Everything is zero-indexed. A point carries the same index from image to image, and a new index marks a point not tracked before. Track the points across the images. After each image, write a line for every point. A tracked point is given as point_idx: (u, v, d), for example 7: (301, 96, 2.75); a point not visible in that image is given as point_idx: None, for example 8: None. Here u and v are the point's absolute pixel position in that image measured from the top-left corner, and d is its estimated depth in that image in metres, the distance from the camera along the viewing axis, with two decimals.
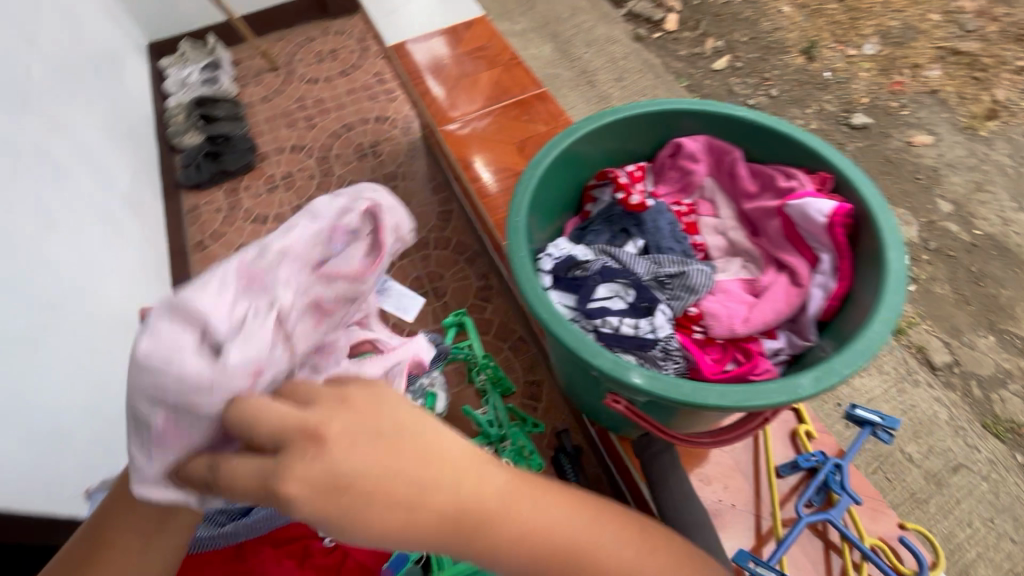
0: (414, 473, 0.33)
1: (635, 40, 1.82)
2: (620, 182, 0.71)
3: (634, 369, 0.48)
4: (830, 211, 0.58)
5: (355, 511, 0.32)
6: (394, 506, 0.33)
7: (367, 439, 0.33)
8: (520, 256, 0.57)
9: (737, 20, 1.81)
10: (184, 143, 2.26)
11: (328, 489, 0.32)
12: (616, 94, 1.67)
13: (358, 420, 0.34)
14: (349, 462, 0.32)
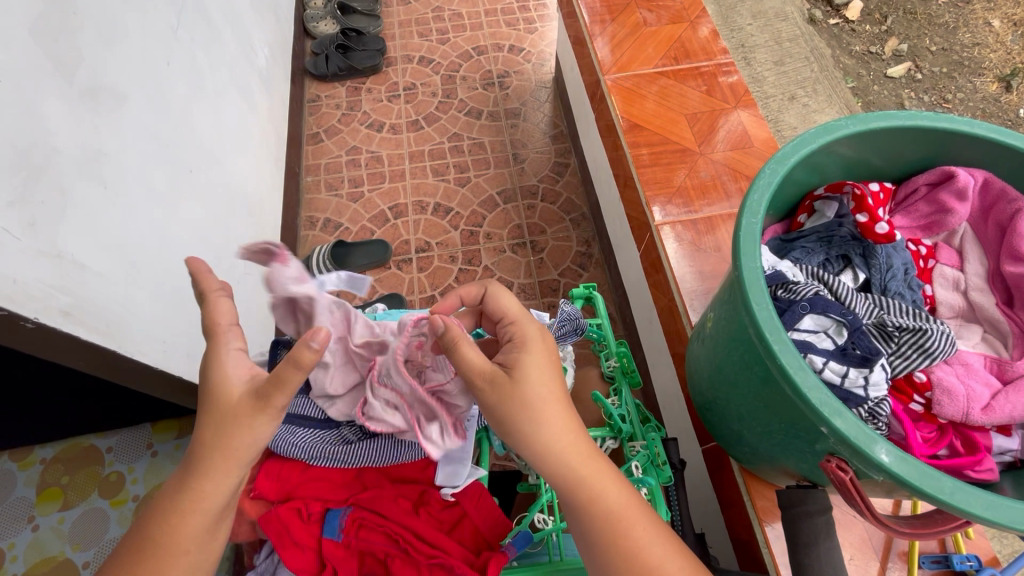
0: (560, 407, 0.50)
1: (809, 22, 1.59)
2: (867, 203, 0.59)
3: (881, 445, 0.41)
4: None
5: (524, 404, 0.49)
6: (543, 418, 0.49)
7: (548, 372, 0.51)
8: (751, 268, 0.49)
9: (931, 23, 1.54)
10: (318, 31, 2.24)
11: (513, 386, 0.49)
12: (771, 79, 1.48)
13: (542, 359, 0.52)
14: (534, 378, 0.50)
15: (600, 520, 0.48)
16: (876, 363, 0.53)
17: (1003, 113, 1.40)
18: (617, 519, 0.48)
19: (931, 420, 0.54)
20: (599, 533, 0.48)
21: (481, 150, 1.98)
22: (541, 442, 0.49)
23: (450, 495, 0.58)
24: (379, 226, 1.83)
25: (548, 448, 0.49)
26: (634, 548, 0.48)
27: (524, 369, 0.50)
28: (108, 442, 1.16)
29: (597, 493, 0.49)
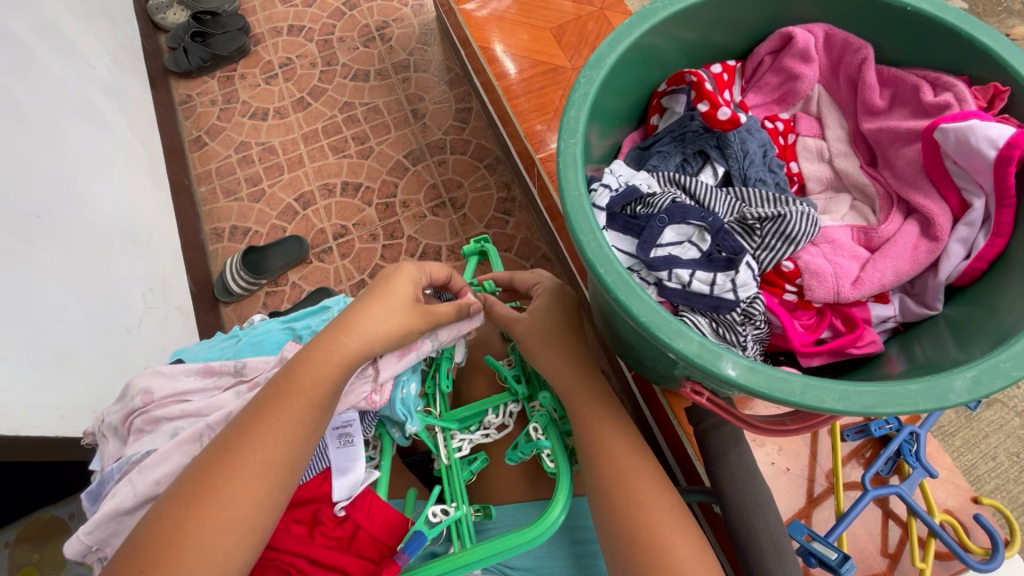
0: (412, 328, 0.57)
1: None
2: (704, 89, 0.53)
3: (726, 358, 0.37)
4: (1006, 141, 0.42)
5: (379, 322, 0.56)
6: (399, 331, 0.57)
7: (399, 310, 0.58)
8: (575, 198, 0.43)
9: None
10: (169, 23, 2.01)
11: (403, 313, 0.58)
12: None
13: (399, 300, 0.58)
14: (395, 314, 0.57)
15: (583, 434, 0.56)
16: (741, 263, 0.50)
17: None
18: (572, 395, 0.58)
19: (807, 306, 0.51)
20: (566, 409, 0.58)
21: (378, 115, 1.84)
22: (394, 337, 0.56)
23: (342, 510, 0.55)
24: (289, 221, 1.72)
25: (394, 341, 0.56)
26: (600, 447, 0.55)
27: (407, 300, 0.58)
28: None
29: (568, 397, 0.58)
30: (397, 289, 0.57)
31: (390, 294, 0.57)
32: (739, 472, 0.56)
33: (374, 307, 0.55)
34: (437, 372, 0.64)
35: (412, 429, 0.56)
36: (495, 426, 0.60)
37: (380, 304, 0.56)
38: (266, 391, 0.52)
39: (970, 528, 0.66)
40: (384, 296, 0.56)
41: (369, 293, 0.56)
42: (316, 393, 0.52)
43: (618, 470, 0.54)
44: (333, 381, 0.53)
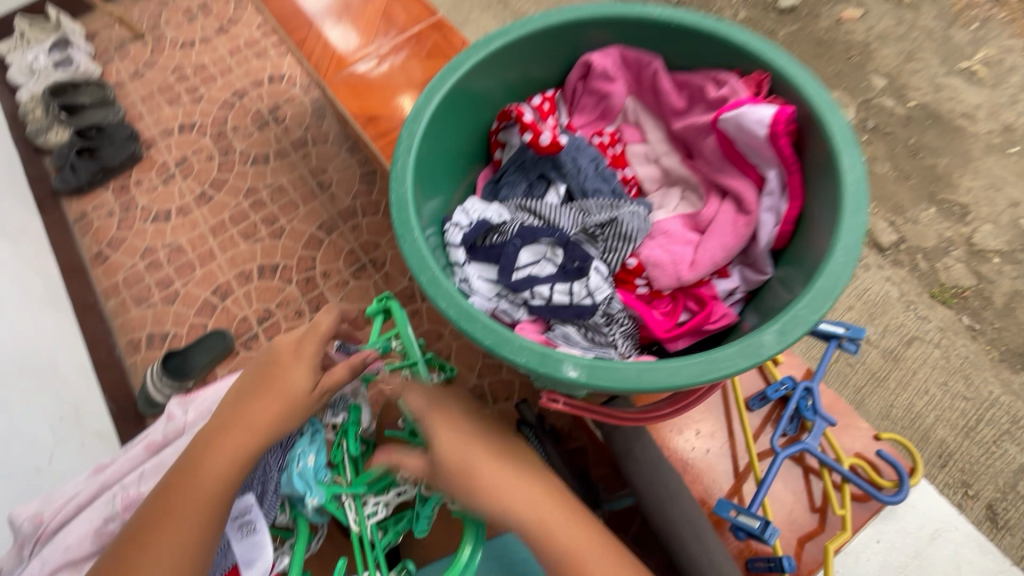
0: (270, 411, 0.54)
1: None
2: (524, 120, 0.57)
3: (567, 360, 0.40)
4: (771, 119, 0.48)
5: (245, 407, 0.54)
6: (268, 411, 0.54)
7: (269, 402, 0.54)
8: (411, 241, 0.46)
9: None
10: (51, 143, 1.96)
11: (264, 387, 0.55)
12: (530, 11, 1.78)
13: (272, 398, 0.54)
14: (259, 417, 0.54)
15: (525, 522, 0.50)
16: (590, 268, 0.53)
17: None
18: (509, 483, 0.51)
19: (661, 295, 0.55)
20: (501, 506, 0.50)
21: (283, 193, 1.84)
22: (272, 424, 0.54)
23: None
24: (209, 315, 1.66)
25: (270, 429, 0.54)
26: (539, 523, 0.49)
27: (271, 386, 0.55)
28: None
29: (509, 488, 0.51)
30: (286, 382, 0.55)
31: (281, 388, 0.55)
32: None
33: (271, 408, 0.54)
34: (344, 439, 0.63)
35: (314, 502, 0.56)
36: (409, 483, 0.61)
37: (273, 403, 0.54)
38: (164, 487, 0.52)
39: (879, 465, 0.70)
40: (280, 396, 0.54)
41: (256, 390, 0.55)
42: (209, 492, 0.51)
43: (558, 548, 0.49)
44: (233, 472, 0.52)
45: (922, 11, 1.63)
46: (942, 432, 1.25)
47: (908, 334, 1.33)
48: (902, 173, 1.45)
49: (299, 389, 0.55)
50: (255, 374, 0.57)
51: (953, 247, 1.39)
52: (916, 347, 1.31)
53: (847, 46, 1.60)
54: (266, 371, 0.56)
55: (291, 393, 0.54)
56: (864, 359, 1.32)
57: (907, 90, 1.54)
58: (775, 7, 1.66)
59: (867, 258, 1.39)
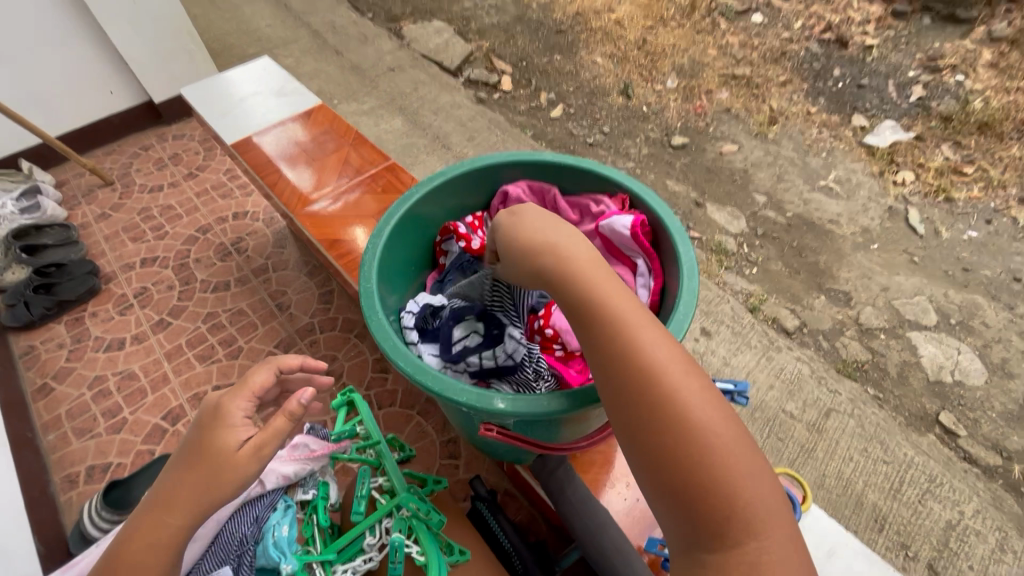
0: (199, 485, 0.56)
1: (479, 103, 2.33)
2: (460, 233, 0.76)
3: (496, 397, 0.54)
4: (630, 224, 0.69)
5: (175, 484, 0.57)
6: (197, 484, 0.56)
7: (196, 475, 0.57)
8: (376, 322, 0.61)
9: (561, 73, 2.40)
10: (7, 281, 2.00)
11: (191, 462, 0.58)
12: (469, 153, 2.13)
13: (199, 471, 0.57)
14: (190, 490, 0.56)
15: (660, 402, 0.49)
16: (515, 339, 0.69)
17: (636, 111, 2.23)
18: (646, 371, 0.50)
19: (574, 355, 0.69)
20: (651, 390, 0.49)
21: (243, 316, 1.94)
22: (203, 497, 0.56)
23: None
24: (158, 440, 1.64)
25: (201, 501, 0.56)
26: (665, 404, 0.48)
27: (200, 456, 0.58)
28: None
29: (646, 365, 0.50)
30: (212, 449, 0.57)
31: (207, 457, 0.57)
32: (576, 501, 0.70)
33: (193, 478, 0.57)
34: (314, 513, 0.71)
35: (287, 568, 0.62)
36: (375, 548, 0.67)
37: (200, 475, 0.57)
38: None
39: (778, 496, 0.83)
40: (206, 464, 0.57)
41: (188, 464, 0.58)
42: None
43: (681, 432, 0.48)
44: (163, 548, 0.55)
45: (783, 145, 2.09)
46: (873, 496, 1.37)
47: (825, 406, 1.51)
48: (793, 270, 1.77)
49: (225, 453, 0.57)
50: (188, 444, 0.60)
51: (848, 328, 1.66)
52: (835, 419, 1.48)
53: (731, 172, 2.02)
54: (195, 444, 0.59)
55: (219, 459, 0.57)
56: (790, 434, 1.46)
57: (783, 203, 1.93)
58: (669, 144, 2.10)
59: (778, 341, 1.62)
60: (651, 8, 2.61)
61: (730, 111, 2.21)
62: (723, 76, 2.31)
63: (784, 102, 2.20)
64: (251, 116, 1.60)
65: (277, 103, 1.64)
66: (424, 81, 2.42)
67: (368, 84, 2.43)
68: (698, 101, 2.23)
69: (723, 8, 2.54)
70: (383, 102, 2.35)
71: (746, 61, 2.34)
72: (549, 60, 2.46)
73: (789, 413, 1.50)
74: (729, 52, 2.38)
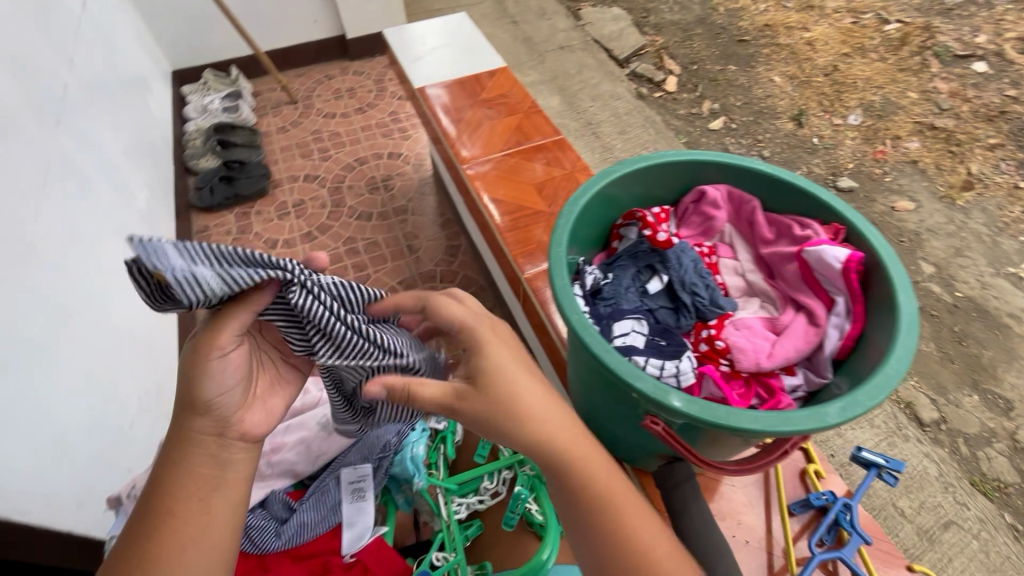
0: (192, 382, 0.54)
1: (639, 98, 2.26)
2: (647, 221, 0.75)
3: (672, 393, 0.52)
4: (845, 258, 0.63)
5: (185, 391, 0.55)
6: (193, 379, 0.54)
7: (192, 370, 0.54)
8: (562, 285, 0.62)
9: (731, 85, 2.25)
10: (201, 167, 2.32)
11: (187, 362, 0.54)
12: (617, 146, 2.07)
13: (188, 370, 0.54)
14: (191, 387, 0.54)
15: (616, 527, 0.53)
16: (681, 354, 0.67)
17: (803, 143, 2.04)
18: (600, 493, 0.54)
19: (737, 376, 0.66)
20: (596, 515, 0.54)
21: (377, 248, 2.08)
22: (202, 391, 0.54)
23: (351, 557, 0.63)
24: None
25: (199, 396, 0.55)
26: (631, 533, 0.53)
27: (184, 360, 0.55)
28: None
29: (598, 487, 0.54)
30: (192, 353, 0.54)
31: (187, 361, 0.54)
32: (699, 523, 0.67)
33: (189, 377, 0.54)
34: (442, 443, 0.77)
35: (418, 482, 0.68)
36: (488, 493, 0.71)
37: (197, 376, 0.54)
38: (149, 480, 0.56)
39: None
40: (190, 366, 0.54)
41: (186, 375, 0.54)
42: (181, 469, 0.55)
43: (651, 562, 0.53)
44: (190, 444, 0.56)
45: (971, 215, 1.82)
46: None
47: (944, 516, 1.30)
48: (947, 357, 1.53)
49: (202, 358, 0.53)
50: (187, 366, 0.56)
51: (998, 440, 1.41)
52: (953, 533, 1.27)
53: (900, 232, 1.79)
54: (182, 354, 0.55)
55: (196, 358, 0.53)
56: (896, 530, 1.28)
57: (954, 281, 1.68)
58: (836, 185, 1.91)
59: (905, 429, 1.42)
60: (853, 34, 2.36)
61: (916, 165, 1.95)
62: (917, 124, 2.04)
63: (987, 168, 1.91)
64: (436, 67, 1.69)
65: (462, 60, 1.70)
66: (589, 66, 2.39)
67: (536, 58, 2.44)
68: (881, 143, 1.99)
69: (940, 48, 2.24)
70: (545, 78, 2.36)
71: (953, 113, 2.05)
72: (723, 68, 2.32)
73: (898, 509, 1.30)
74: (933, 99, 2.09)
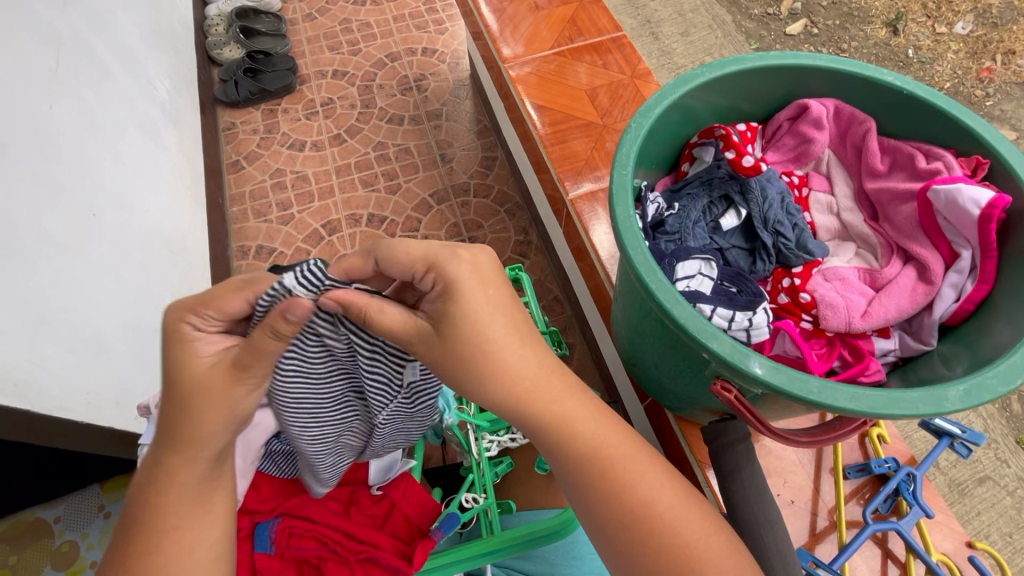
0: None
1: None
2: (732, 140, 0.61)
3: (752, 357, 0.44)
4: (987, 202, 0.50)
5: None
6: None
7: None
8: (625, 217, 0.50)
9: None
10: (224, 57, 2.17)
11: None
12: (678, 50, 1.81)
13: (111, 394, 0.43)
14: None
15: (604, 478, 0.47)
16: (756, 305, 0.57)
17: (895, 54, 1.72)
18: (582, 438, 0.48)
19: (820, 335, 0.57)
20: (580, 463, 0.48)
21: (408, 155, 1.96)
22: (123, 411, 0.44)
23: (379, 490, 0.60)
24: (314, 245, 1.79)
25: None
26: (622, 477, 0.48)
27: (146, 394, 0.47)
28: (54, 511, 1.05)
29: (581, 433, 0.48)
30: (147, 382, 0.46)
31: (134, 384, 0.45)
32: (751, 489, 0.62)
33: None
34: None
35: (447, 419, 0.63)
36: (521, 432, 0.67)
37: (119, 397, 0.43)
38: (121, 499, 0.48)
39: (965, 570, 0.70)
40: None
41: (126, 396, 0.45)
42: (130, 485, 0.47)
43: (649, 504, 0.47)
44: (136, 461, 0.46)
45: None
46: None
47: (979, 470, 1.14)
48: None
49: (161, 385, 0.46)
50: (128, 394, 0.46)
51: None
52: None
53: None
54: None
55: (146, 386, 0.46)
56: None
57: None
58: None
59: None
60: None
61: None
62: None
63: None
64: None
65: None
66: None
67: None
68: (988, 59, 1.67)
69: None
70: None
71: None
72: None
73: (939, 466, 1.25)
74: None
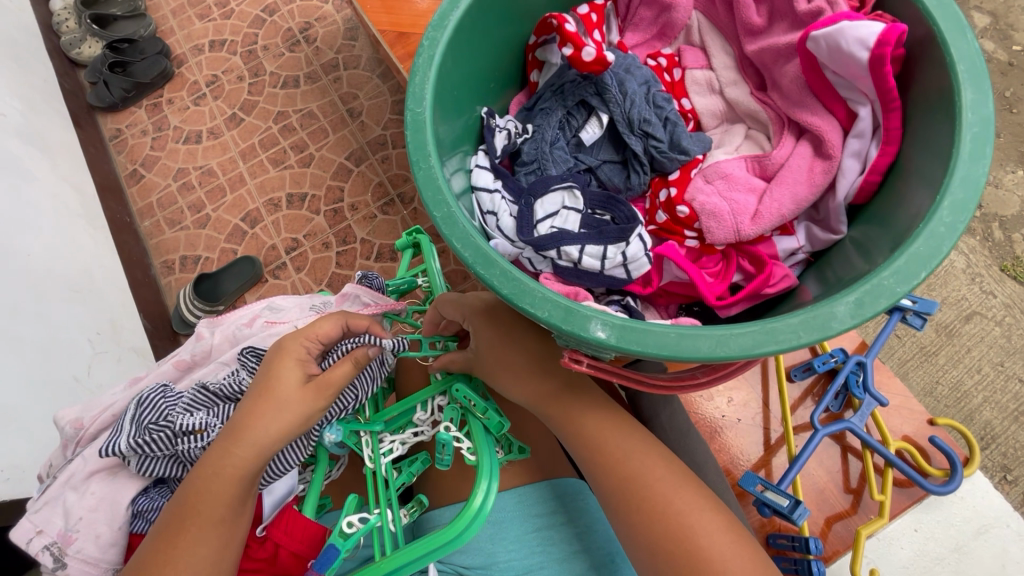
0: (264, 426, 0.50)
1: None
2: (566, 31, 0.47)
3: (594, 319, 0.34)
4: (877, 38, 0.38)
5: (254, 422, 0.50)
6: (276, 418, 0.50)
7: (274, 411, 0.50)
8: (426, 171, 0.39)
9: None
10: (86, 56, 1.86)
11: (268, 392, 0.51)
12: None
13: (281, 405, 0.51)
14: (265, 429, 0.50)
15: (596, 456, 0.50)
16: (630, 233, 0.47)
17: None
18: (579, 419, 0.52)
19: (711, 251, 0.49)
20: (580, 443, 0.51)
21: (313, 119, 1.74)
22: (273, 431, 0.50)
23: (263, 530, 0.54)
24: (239, 241, 1.63)
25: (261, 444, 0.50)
26: (619, 455, 0.50)
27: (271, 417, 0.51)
28: None
29: (580, 416, 0.52)
30: (282, 379, 0.52)
31: (277, 389, 0.51)
32: None
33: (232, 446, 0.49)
34: None
35: (330, 436, 0.55)
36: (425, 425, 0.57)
37: (268, 407, 0.50)
38: (171, 507, 0.49)
39: (929, 452, 0.65)
40: (272, 395, 0.51)
41: (254, 398, 0.51)
42: (214, 510, 0.48)
43: (644, 478, 0.48)
44: (235, 485, 0.49)
45: None
46: None
47: (965, 307, 1.05)
48: None
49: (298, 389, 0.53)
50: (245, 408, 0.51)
51: None
52: None
53: None
54: (270, 369, 0.53)
55: (299, 391, 0.51)
56: None
57: None
58: None
59: None
60: None
61: None
62: None
63: None
64: None
65: None
66: None
67: None
68: None
69: None
70: None
71: None
72: None
73: None
74: None
